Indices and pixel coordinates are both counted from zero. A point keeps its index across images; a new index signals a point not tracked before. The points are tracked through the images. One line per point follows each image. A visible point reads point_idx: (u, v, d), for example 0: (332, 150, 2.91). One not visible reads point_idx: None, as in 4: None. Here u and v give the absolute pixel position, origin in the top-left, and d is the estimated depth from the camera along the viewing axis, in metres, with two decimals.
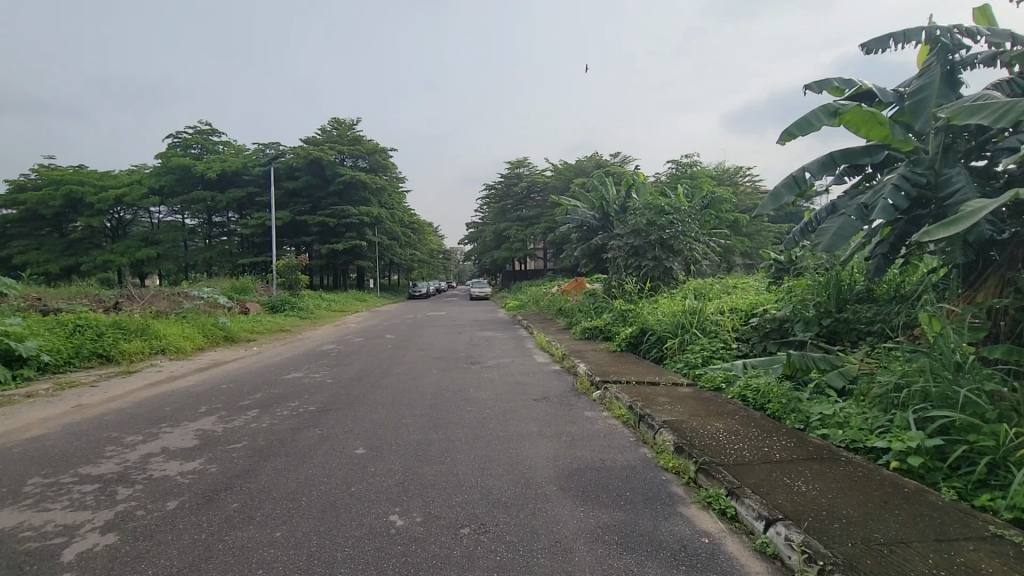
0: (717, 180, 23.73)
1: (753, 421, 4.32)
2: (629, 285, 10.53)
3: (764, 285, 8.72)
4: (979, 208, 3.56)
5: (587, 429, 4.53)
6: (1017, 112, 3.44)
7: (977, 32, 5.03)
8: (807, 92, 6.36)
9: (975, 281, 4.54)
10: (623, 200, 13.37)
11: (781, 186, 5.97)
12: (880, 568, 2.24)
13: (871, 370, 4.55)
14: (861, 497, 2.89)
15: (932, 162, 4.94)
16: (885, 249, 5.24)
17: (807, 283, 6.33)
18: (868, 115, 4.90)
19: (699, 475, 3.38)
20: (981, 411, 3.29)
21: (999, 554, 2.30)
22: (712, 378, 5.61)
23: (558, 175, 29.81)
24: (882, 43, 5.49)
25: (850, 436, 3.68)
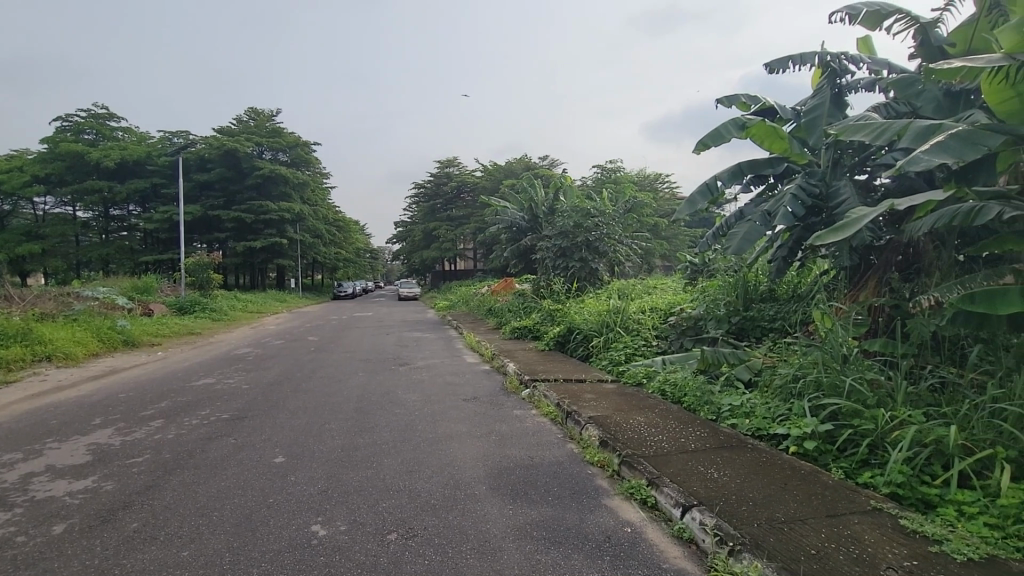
0: (640, 185, 24.88)
1: (671, 414, 4.58)
2: (556, 285, 10.79)
3: (681, 285, 9.26)
4: (861, 217, 3.99)
5: (515, 428, 4.59)
6: (892, 132, 3.88)
7: (860, 59, 5.62)
8: (718, 106, 6.81)
9: (859, 282, 5.08)
10: (551, 202, 13.68)
11: (696, 193, 6.35)
12: (782, 544, 2.46)
13: (773, 363, 4.97)
14: (765, 481, 3.15)
15: (824, 174, 5.48)
16: (785, 252, 5.72)
17: (718, 284, 6.80)
18: (771, 129, 5.36)
19: (622, 468, 3.53)
20: (863, 398, 3.68)
21: (879, 525, 2.59)
22: (634, 375, 5.86)
23: (488, 176, 29.97)
24: (783, 64, 6.00)
25: (755, 425, 4.00)
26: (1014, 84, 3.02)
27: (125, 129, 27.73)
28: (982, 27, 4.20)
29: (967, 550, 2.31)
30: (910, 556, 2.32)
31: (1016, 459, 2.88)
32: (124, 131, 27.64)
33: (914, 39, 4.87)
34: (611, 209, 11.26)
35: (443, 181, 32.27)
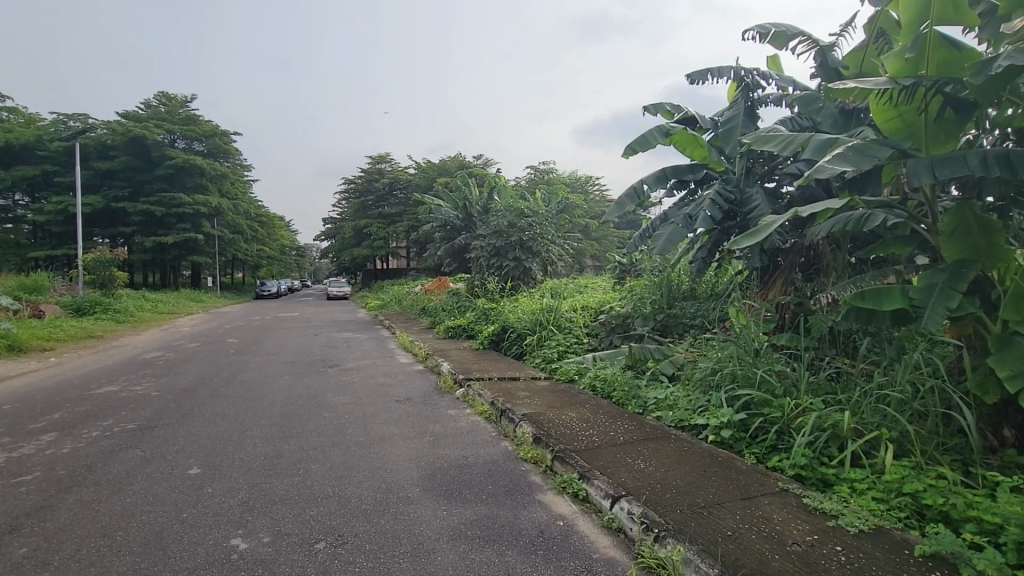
0: (572, 187, 25.49)
1: (601, 409, 4.74)
2: (491, 284, 10.83)
3: (610, 285, 9.59)
4: (770, 222, 4.32)
5: (450, 427, 4.57)
6: (796, 145, 4.24)
7: (769, 76, 6.09)
8: (645, 113, 7.12)
9: (769, 282, 5.50)
10: (486, 201, 13.71)
11: (624, 196, 6.60)
12: (702, 528, 2.62)
13: (694, 358, 5.28)
14: (687, 469, 3.34)
15: (738, 181, 5.88)
16: (705, 253, 6.09)
17: (645, 283, 7.12)
18: (692, 138, 5.77)
19: (555, 463, 3.61)
20: (772, 387, 4.01)
21: (786, 505, 2.83)
22: (566, 371, 6.00)
23: (422, 173, 29.55)
24: (702, 76, 6.37)
25: (678, 416, 4.23)
26: (895, 105, 3.38)
27: (9, 108, 24.73)
28: (870, 53, 4.67)
29: (859, 523, 2.58)
30: (812, 531, 2.55)
31: (897, 439, 3.25)
32: (7, 111, 24.64)
33: (814, 60, 5.34)
34: (544, 210, 11.45)
35: (375, 177, 31.43)
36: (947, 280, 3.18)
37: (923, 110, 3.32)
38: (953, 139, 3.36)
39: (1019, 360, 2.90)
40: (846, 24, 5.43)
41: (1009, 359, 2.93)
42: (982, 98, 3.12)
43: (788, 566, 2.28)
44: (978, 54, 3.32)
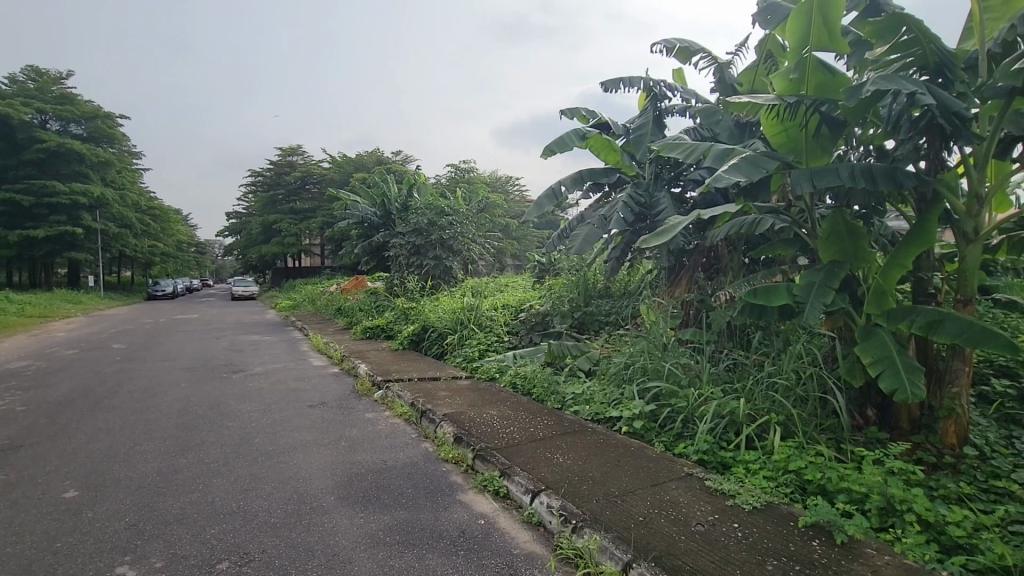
0: (493, 187, 25.67)
1: (521, 405, 4.82)
2: (411, 283, 10.63)
3: (530, 283, 9.77)
4: (676, 224, 4.62)
5: (367, 431, 4.43)
6: (698, 153, 4.56)
7: (675, 88, 6.48)
8: (562, 117, 7.31)
9: (675, 281, 5.87)
10: (405, 199, 13.42)
11: (543, 197, 6.74)
12: (616, 515, 2.74)
13: (608, 353, 5.52)
14: (602, 460, 3.48)
15: (648, 186, 6.20)
16: (618, 253, 6.37)
17: (563, 282, 7.33)
18: (605, 142, 6.15)
19: (476, 462, 3.61)
20: (678, 379, 4.31)
21: (691, 488, 3.04)
22: (487, 370, 6.02)
23: (338, 168, 28.37)
24: (615, 84, 6.65)
25: (594, 410, 4.40)
26: (781, 121, 3.73)
27: None
28: (760, 72, 5.11)
29: (752, 500, 2.83)
30: (713, 511, 2.76)
31: (783, 421, 3.60)
32: None
33: (714, 76, 5.77)
34: (465, 208, 11.42)
35: (285, 170, 29.70)
36: (823, 278, 3.57)
37: (804, 127, 3.69)
38: (827, 153, 3.78)
39: (879, 348, 3.33)
40: (740, 45, 5.92)
41: (872, 348, 3.34)
42: (851, 118, 3.53)
43: (692, 546, 2.44)
44: (847, 78, 3.75)
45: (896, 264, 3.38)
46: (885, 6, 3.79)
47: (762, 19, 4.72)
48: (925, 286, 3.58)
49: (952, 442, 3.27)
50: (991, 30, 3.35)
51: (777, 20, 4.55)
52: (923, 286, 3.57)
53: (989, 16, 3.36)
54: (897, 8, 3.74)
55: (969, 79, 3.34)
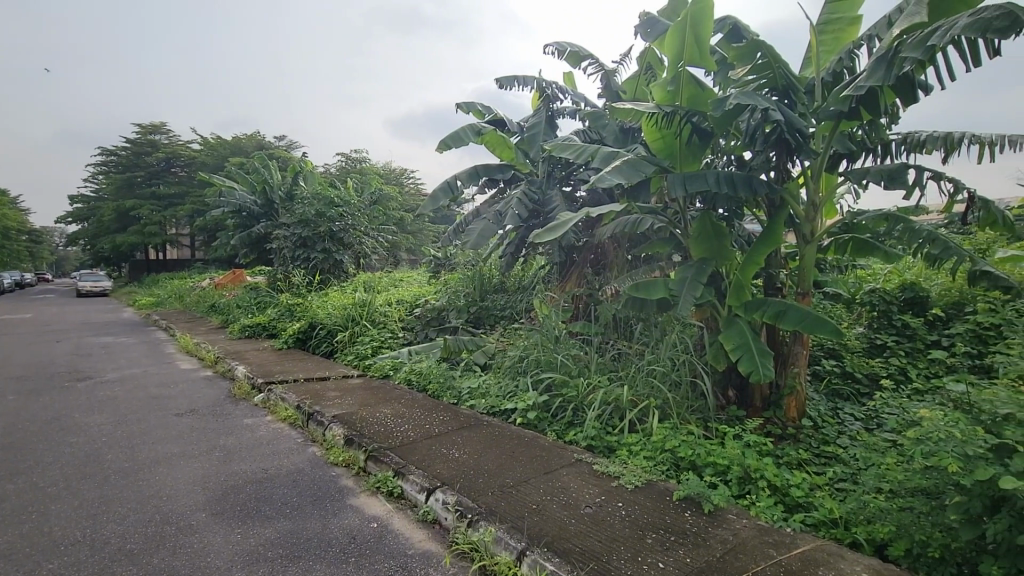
0: (387, 179, 24.89)
1: (416, 402, 4.75)
2: (296, 278, 9.96)
3: (425, 278, 9.64)
4: (566, 221, 4.81)
5: (245, 439, 4.08)
6: (587, 154, 4.79)
7: (566, 91, 6.73)
8: (457, 111, 7.27)
9: (567, 276, 6.16)
10: (289, 187, 12.53)
11: (439, 190, 6.65)
12: (511, 505, 2.80)
13: (503, 346, 5.63)
14: (497, 452, 3.54)
15: (541, 184, 6.39)
16: (513, 249, 6.52)
17: (459, 277, 7.36)
18: (501, 139, 6.22)
19: (368, 463, 3.48)
20: (569, 369, 4.52)
21: (580, 473, 3.20)
22: (381, 368, 5.83)
23: (210, 150, 25.70)
24: (510, 82, 6.76)
25: (490, 403, 4.47)
26: (660, 129, 4.04)
27: None
28: (641, 81, 5.49)
29: (635, 479, 3.05)
30: (600, 493, 2.94)
31: (660, 405, 3.92)
32: None
33: (600, 81, 6.08)
34: (356, 199, 10.92)
35: (145, 149, 26.26)
36: (694, 274, 3.93)
37: (679, 135, 4.02)
38: (697, 160, 4.16)
39: (738, 336, 3.75)
40: (624, 54, 6.30)
41: (733, 336, 3.76)
42: (717, 129, 3.92)
43: (581, 528, 2.58)
44: (714, 93, 4.15)
45: (751, 261, 3.83)
46: (745, 31, 4.25)
47: (643, 32, 5.07)
48: (773, 280, 4.09)
49: (793, 415, 3.79)
50: (825, 60, 3.89)
51: (656, 34, 4.91)
52: (773, 280, 4.08)
53: (823, 48, 3.90)
54: (753, 33, 4.21)
55: (808, 101, 3.84)
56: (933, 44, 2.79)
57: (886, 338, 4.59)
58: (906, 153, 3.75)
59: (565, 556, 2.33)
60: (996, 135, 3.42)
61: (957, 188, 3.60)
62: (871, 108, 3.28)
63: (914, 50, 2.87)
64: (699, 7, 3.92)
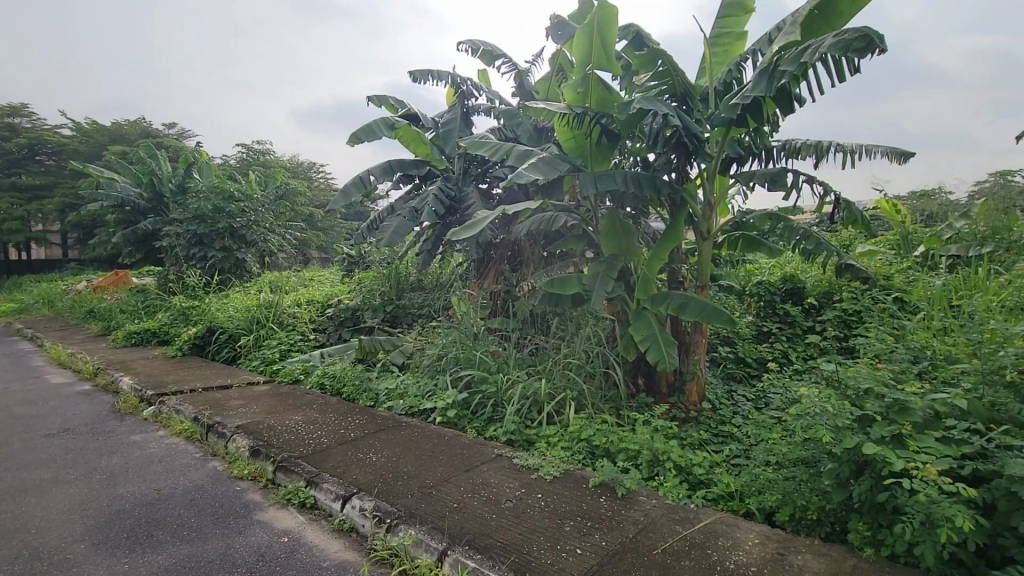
0: (294, 172, 23.50)
1: (330, 407, 4.55)
2: (191, 278, 9.12)
3: (338, 277, 9.25)
4: (483, 218, 4.83)
5: (133, 457, 3.69)
6: (502, 152, 4.83)
7: (480, 88, 6.74)
8: (369, 104, 7.04)
9: (484, 273, 6.19)
10: (181, 180, 11.44)
11: (350, 185, 6.37)
12: (431, 506, 2.77)
13: (421, 345, 5.56)
14: (417, 453, 3.49)
15: (457, 180, 6.36)
16: (430, 246, 6.45)
17: (373, 275, 7.18)
18: (415, 134, 6.10)
19: (277, 474, 3.29)
20: (488, 365, 4.56)
21: (500, 468, 3.23)
22: (290, 373, 5.52)
23: (84, 136, 22.84)
24: (423, 77, 6.64)
25: (408, 404, 4.38)
26: (571, 129, 4.19)
27: None
28: (553, 82, 5.63)
29: (553, 470, 3.14)
30: (520, 486, 2.99)
31: (576, 396, 4.06)
32: None
33: (514, 80, 6.15)
34: (260, 194, 10.21)
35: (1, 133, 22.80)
36: (606, 269, 4.11)
37: (589, 136, 4.19)
38: (605, 160, 4.34)
39: (646, 327, 3.98)
40: (536, 55, 6.42)
41: (642, 328, 3.98)
42: (623, 131, 4.12)
43: (502, 522, 2.61)
44: (620, 97, 4.37)
45: (656, 257, 4.07)
46: (647, 40, 4.50)
47: (554, 35, 5.23)
48: (676, 275, 4.38)
49: (695, 399, 4.07)
50: (717, 70, 4.22)
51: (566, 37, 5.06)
52: (676, 275, 4.36)
53: (715, 59, 4.23)
54: (654, 42, 4.47)
55: (703, 108, 4.13)
56: (806, 60, 3.12)
57: (771, 325, 5.08)
58: (786, 158, 4.15)
59: (486, 552, 2.35)
60: (856, 145, 3.89)
61: (826, 191, 4.05)
62: (756, 115, 3.57)
63: (791, 64, 3.19)
64: (605, 14, 4.11)
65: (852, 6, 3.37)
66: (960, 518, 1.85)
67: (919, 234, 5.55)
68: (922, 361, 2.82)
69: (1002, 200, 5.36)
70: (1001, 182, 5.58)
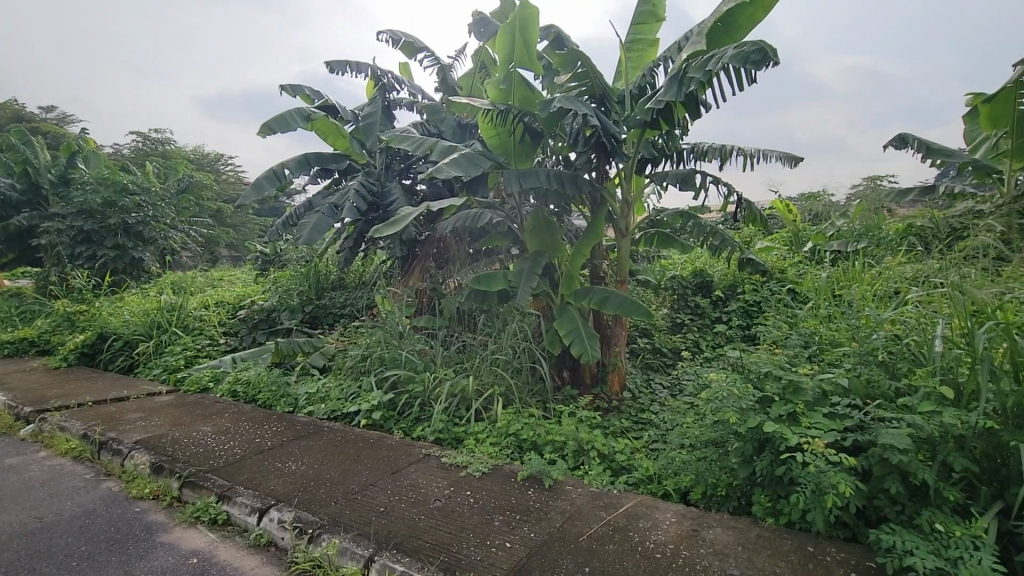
0: (198, 165, 21.71)
1: (244, 415, 4.27)
2: (77, 280, 8.16)
3: (251, 277, 8.68)
4: (407, 215, 4.74)
5: (8, 483, 3.25)
6: (425, 147, 4.75)
7: (402, 82, 6.59)
8: (283, 93, 6.65)
9: (409, 270, 6.10)
10: (63, 170, 10.20)
11: (263, 179, 5.98)
12: (357, 513, 2.68)
13: (343, 346, 5.36)
14: (341, 459, 3.36)
15: (378, 176, 6.19)
16: (351, 243, 6.25)
17: (290, 274, 6.89)
18: (333, 126, 5.84)
19: (184, 491, 3.04)
20: (414, 364, 4.48)
21: (428, 468, 3.20)
22: (197, 381, 5.11)
23: None
24: (341, 67, 6.38)
25: (330, 408, 4.22)
26: (495, 126, 4.21)
27: None
28: (476, 79, 5.62)
29: (482, 466, 3.15)
30: (449, 484, 2.98)
31: (504, 392, 4.10)
32: None
33: (437, 75, 6.07)
34: (158, 187, 9.32)
35: None
36: (531, 266, 4.18)
37: (513, 133, 4.24)
38: (529, 158, 4.40)
39: (570, 322, 4.10)
40: (459, 51, 6.38)
41: (566, 322, 4.10)
42: (546, 130, 4.20)
43: (431, 522, 2.58)
44: (542, 96, 4.45)
45: (579, 253, 4.19)
46: (567, 41, 4.61)
47: (477, 31, 5.22)
48: (598, 270, 4.54)
49: (616, 388, 4.27)
50: (632, 74, 4.41)
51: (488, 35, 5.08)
52: (598, 271, 4.52)
53: (631, 64, 4.42)
54: (573, 44, 4.59)
55: (620, 110, 4.30)
56: (711, 68, 3.34)
57: (684, 316, 5.42)
58: (695, 160, 4.43)
59: (414, 554, 2.31)
60: (755, 149, 4.23)
61: (730, 191, 4.37)
62: (668, 119, 3.80)
63: (698, 71, 3.40)
64: (527, 14, 4.16)
65: (750, 19, 3.69)
66: (843, 485, 2.07)
67: (808, 231, 6.14)
68: (812, 346, 3.13)
69: (874, 201, 6.04)
70: (873, 185, 6.28)
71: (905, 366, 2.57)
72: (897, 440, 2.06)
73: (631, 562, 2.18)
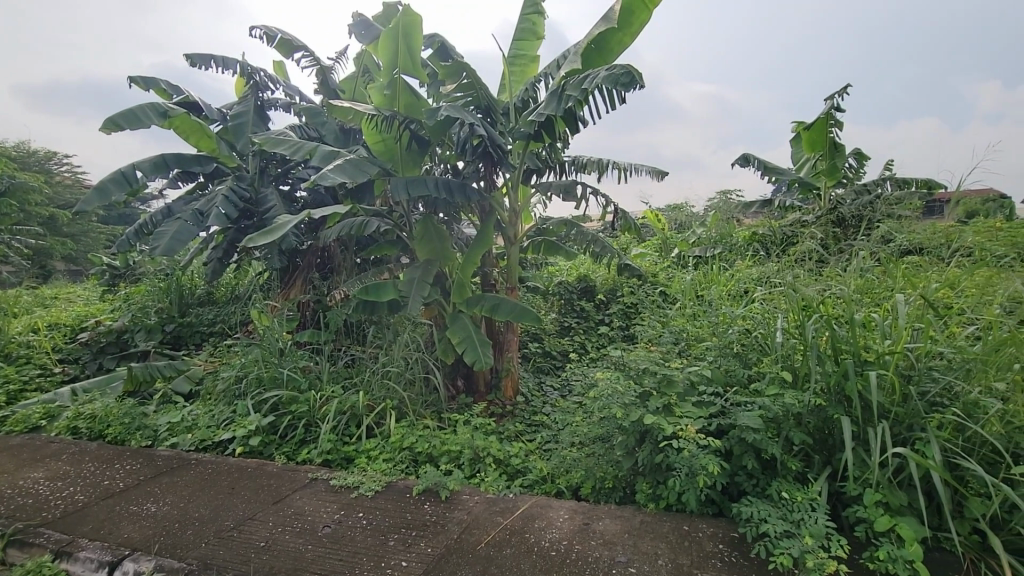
0: (19, 163, 18.36)
1: (87, 455, 3.67)
2: None
3: (95, 295, 7.52)
4: (286, 223, 4.42)
5: None
6: (305, 151, 4.50)
7: (277, 81, 6.16)
8: (132, 86, 5.90)
9: (289, 282, 5.70)
10: None
11: (108, 181, 5.22)
12: (233, 552, 2.43)
13: (213, 368, 4.84)
14: (212, 494, 3.03)
15: (251, 180, 5.72)
16: (221, 254, 5.70)
17: (146, 289, 6.13)
18: (195, 125, 5.29)
19: (8, 551, 2.54)
20: (297, 383, 4.18)
21: (315, 493, 3.00)
22: (22, 420, 4.29)
23: None
24: (205, 61, 5.81)
25: (198, 437, 3.79)
26: (380, 132, 4.11)
27: None
28: (359, 83, 5.44)
29: (375, 485, 3.03)
30: (338, 508, 2.81)
31: (397, 405, 3.97)
32: None
33: (316, 76, 5.76)
34: None
35: None
36: (421, 275, 4.12)
37: (399, 140, 4.16)
38: (416, 165, 4.35)
39: (463, 330, 4.10)
40: (340, 53, 6.13)
41: (459, 330, 4.10)
42: (432, 138, 4.18)
43: (319, 552, 2.42)
44: (427, 103, 4.43)
45: (469, 261, 4.21)
46: (451, 51, 4.64)
47: (358, 34, 5.06)
48: (489, 278, 4.60)
49: (509, 394, 4.36)
50: (516, 88, 4.56)
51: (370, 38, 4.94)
52: (488, 278, 4.60)
53: (514, 77, 4.57)
54: (458, 54, 4.63)
55: (506, 121, 4.41)
56: (586, 88, 3.57)
57: (571, 320, 5.68)
58: (576, 172, 4.67)
59: None
60: (627, 164, 4.58)
61: (607, 202, 4.67)
62: (551, 133, 3.98)
63: (575, 90, 3.62)
64: (409, 20, 4.12)
65: (619, 44, 3.98)
66: (711, 465, 2.31)
67: (674, 239, 6.78)
68: (681, 342, 3.45)
69: (726, 212, 6.83)
70: (725, 199, 7.10)
71: (755, 355, 2.93)
72: (752, 421, 2.34)
73: (528, 564, 2.23)
